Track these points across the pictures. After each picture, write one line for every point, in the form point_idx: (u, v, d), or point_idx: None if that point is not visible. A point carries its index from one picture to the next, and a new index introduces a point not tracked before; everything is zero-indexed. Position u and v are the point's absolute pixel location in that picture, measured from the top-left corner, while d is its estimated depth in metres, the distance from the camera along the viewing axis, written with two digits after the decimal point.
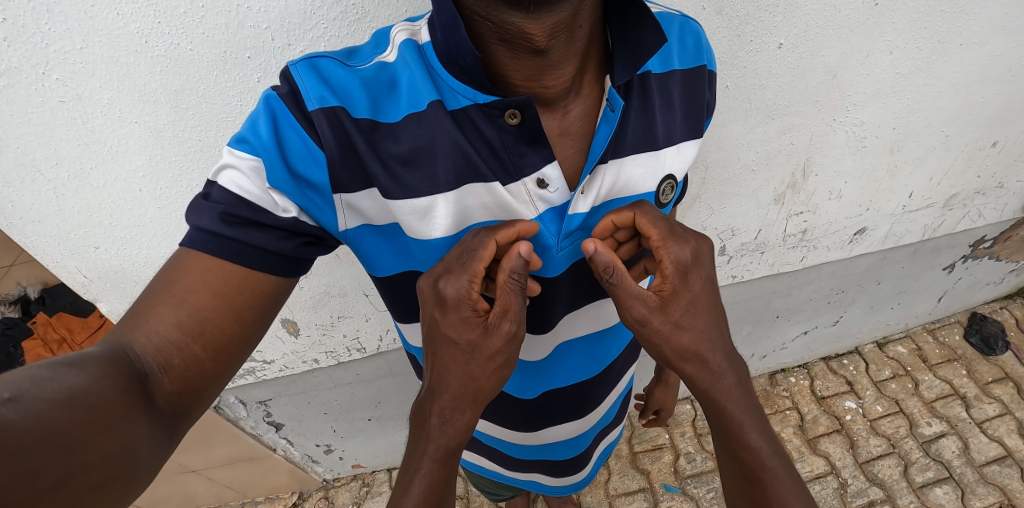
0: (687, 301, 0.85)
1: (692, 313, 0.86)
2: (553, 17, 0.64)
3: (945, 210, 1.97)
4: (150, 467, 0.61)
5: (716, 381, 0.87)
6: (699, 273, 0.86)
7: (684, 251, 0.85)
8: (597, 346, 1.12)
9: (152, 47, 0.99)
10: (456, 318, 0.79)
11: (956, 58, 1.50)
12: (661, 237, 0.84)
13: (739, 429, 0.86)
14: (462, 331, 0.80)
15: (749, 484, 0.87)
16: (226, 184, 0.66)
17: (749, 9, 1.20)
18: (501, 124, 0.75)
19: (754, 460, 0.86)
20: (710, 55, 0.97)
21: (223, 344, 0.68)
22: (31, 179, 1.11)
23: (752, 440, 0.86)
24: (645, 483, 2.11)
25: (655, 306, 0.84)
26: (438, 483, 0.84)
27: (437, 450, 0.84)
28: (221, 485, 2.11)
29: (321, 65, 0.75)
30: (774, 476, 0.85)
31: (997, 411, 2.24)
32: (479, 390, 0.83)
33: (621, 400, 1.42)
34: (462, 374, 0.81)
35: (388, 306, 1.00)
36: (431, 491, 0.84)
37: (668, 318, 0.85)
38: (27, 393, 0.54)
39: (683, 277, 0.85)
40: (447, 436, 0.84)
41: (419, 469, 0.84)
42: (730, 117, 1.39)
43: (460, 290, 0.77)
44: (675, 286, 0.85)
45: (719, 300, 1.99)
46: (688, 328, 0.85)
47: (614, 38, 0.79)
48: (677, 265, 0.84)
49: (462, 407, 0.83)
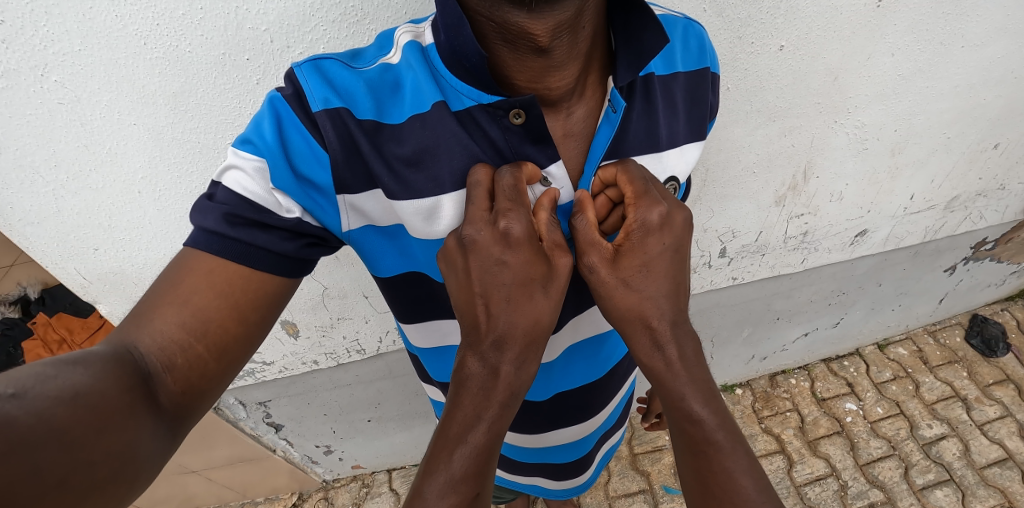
0: (640, 262, 0.82)
1: (644, 275, 0.83)
2: (554, 17, 0.64)
3: (946, 212, 1.97)
4: (152, 467, 0.61)
5: (655, 349, 0.84)
6: (662, 239, 0.82)
7: (654, 216, 0.81)
8: (599, 350, 1.12)
9: (150, 50, 0.99)
10: (523, 254, 0.76)
11: (957, 60, 1.50)
12: (633, 196, 0.81)
13: (679, 398, 0.84)
14: (527, 265, 0.77)
15: (692, 457, 0.84)
16: (230, 185, 0.66)
17: (750, 11, 1.20)
18: (506, 125, 0.77)
19: (696, 432, 0.83)
20: (714, 57, 0.97)
21: (226, 344, 0.68)
22: (30, 180, 1.11)
23: (694, 411, 0.83)
24: (644, 485, 2.11)
25: (607, 258, 0.82)
26: (499, 429, 0.80)
27: (501, 394, 0.79)
28: (220, 486, 2.11)
29: (325, 67, 0.75)
30: (719, 449, 0.82)
31: (998, 413, 2.24)
32: (541, 325, 0.79)
33: (623, 402, 1.41)
34: (530, 310, 0.78)
35: (391, 307, 0.99)
36: (490, 438, 0.79)
37: (616, 272, 0.82)
38: (31, 390, 0.55)
39: (644, 241, 0.82)
40: (514, 379, 0.79)
41: (480, 416, 0.78)
42: (731, 119, 1.39)
43: (526, 224, 0.76)
44: (633, 246, 0.82)
45: (719, 302, 1.99)
46: (632, 288, 0.83)
47: (618, 38, 0.79)
48: (642, 226, 0.81)
49: (530, 346, 0.79)
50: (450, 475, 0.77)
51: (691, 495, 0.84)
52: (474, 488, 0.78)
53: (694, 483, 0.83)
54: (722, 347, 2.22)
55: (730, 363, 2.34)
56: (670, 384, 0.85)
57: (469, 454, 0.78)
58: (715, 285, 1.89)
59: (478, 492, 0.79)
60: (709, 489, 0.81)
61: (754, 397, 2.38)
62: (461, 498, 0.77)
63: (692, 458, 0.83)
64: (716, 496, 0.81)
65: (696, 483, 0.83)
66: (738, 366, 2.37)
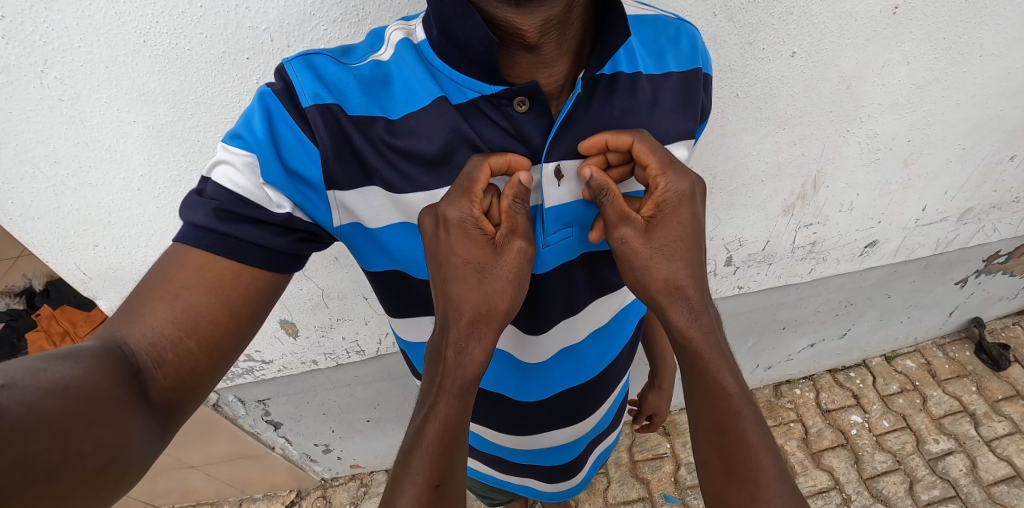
0: (673, 234, 0.83)
1: (677, 245, 0.83)
2: (542, 13, 0.63)
3: (959, 223, 1.93)
4: (140, 463, 0.59)
5: (690, 320, 0.85)
6: (689, 205, 0.83)
7: (686, 183, 0.82)
8: (590, 351, 1.10)
9: (150, 47, 0.98)
10: (466, 245, 0.76)
11: (974, 69, 1.46)
12: (661, 167, 0.81)
13: (711, 371, 0.84)
14: (470, 253, 0.77)
15: (717, 434, 0.83)
16: (219, 180, 0.65)
17: (761, 16, 1.18)
18: (510, 113, 0.77)
19: (727, 409, 0.83)
20: (707, 58, 0.94)
21: (218, 340, 0.67)
22: (30, 176, 1.11)
23: (724, 386, 0.84)
24: (644, 492, 2.08)
25: (639, 231, 0.82)
26: (455, 417, 0.80)
27: (452, 382, 0.80)
28: (219, 482, 2.10)
29: (316, 62, 0.74)
30: (746, 426, 0.82)
31: (1008, 429, 2.18)
32: (497, 312, 0.80)
33: (616, 405, 1.39)
34: (477, 300, 0.79)
35: (377, 295, 0.96)
36: (447, 428, 0.79)
37: (647, 244, 0.82)
38: (19, 381, 0.52)
39: (676, 209, 0.83)
40: (461, 367, 0.80)
41: (434, 404, 0.80)
42: (739, 126, 1.36)
43: (464, 209, 0.74)
44: (667, 216, 0.83)
45: (724, 310, 1.96)
46: (667, 258, 0.83)
47: (586, 40, 0.77)
48: (673, 195, 0.82)
49: (482, 332, 0.80)
50: (413, 468, 0.77)
51: (711, 471, 0.84)
52: (433, 479, 0.77)
53: (716, 459, 0.83)
54: None
55: None
56: (702, 357, 0.84)
57: (427, 445, 0.78)
58: (720, 293, 1.86)
59: (437, 483, 0.77)
60: (733, 466, 0.81)
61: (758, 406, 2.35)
62: (419, 489, 0.76)
63: (717, 436, 0.83)
64: (739, 472, 0.80)
65: (718, 459, 0.83)
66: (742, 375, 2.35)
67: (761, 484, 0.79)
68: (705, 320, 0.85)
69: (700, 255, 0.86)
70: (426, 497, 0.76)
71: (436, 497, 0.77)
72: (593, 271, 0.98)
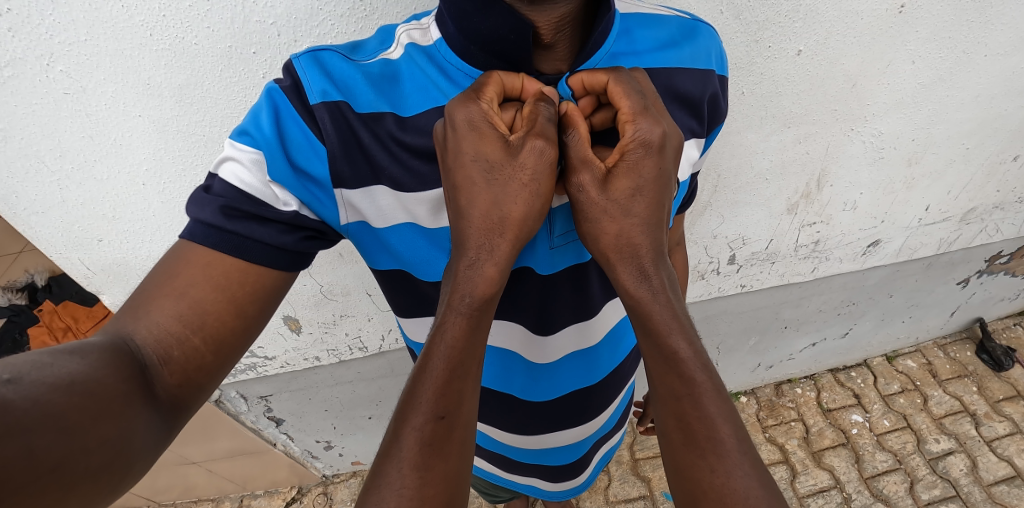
0: (631, 187, 0.76)
1: (634, 200, 0.77)
2: (559, 11, 0.69)
3: (961, 223, 1.93)
4: (144, 459, 0.58)
5: (640, 282, 0.77)
6: (657, 159, 0.76)
7: (651, 133, 0.75)
8: (600, 351, 1.10)
9: (156, 41, 0.98)
10: (474, 140, 0.70)
11: (980, 69, 1.46)
12: (631, 112, 0.75)
13: (662, 334, 0.76)
14: (483, 153, 0.71)
15: (674, 401, 0.74)
16: (227, 177, 0.65)
17: (768, 14, 1.18)
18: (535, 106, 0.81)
19: (682, 375, 0.74)
20: (720, 58, 0.92)
21: (223, 337, 0.67)
22: (35, 169, 1.11)
23: (677, 349, 0.75)
24: (645, 490, 2.09)
25: (598, 181, 0.76)
26: (464, 340, 0.70)
27: (461, 299, 0.71)
28: (221, 478, 2.10)
29: (324, 59, 0.74)
30: (703, 392, 0.73)
31: (1008, 430, 2.19)
32: (511, 220, 0.72)
33: (623, 404, 1.39)
34: (515, 219, 0.72)
35: (386, 295, 0.96)
36: (458, 354, 0.70)
37: (604, 194, 0.76)
38: (27, 375, 0.52)
39: (637, 163, 0.76)
40: (474, 283, 0.71)
41: (442, 324, 0.71)
42: (744, 124, 1.36)
43: (472, 108, 0.70)
44: (625, 170, 0.76)
45: (726, 309, 1.96)
46: (621, 214, 0.77)
47: (579, 41, 0.80)
48: (641, 146, 0.75)
49: (495, 243, 0.72)
50: (418, 394, 0.68)
51: (670, 444, 0.75)
52: (438, 408, 0.67)
53: (675, 430, 0.74)
54: (727, 354, 2.20)
55: (736, 371, 2.32)
56: (653, 320, 0.76)
57: (433, 372, 0.69)
58: (722, 291, 1.86)
59: (442, 414, 0.67)
60: (691, 435, 0.72)
61: (759, 405, 2.35)
62: (423, 419, 0.67)
63: (674, 403, 0.74)
64: (698, 442, 0.72)
65: (677, 429, 0.74)
66: (743, 373, 2.35)
67: (721, 455, 0.70)
68: (658, 281, 0.77)
69: (662, 217, 0.79)
70: (432, 428, 0.66)
71: (442, 430, 0.67)
72: (606, 273, 0.98)
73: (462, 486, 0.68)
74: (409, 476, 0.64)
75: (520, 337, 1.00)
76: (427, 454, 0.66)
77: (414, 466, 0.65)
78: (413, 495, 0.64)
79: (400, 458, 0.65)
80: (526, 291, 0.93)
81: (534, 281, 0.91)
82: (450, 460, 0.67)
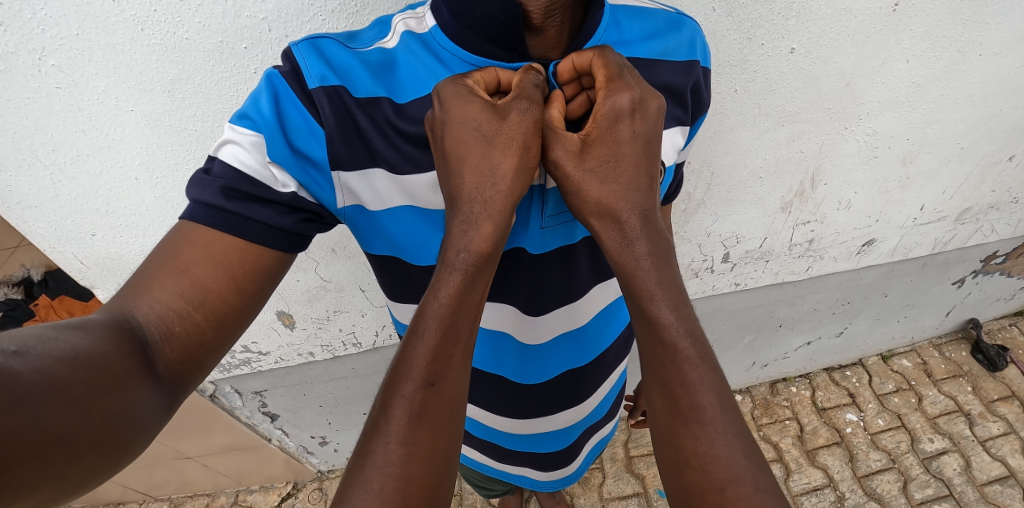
0: (606, 154, 0.77)
1: (611, 166, 0.77)
2: None
3: (956, 223, 1.93)
4: (147, 432, 0.59)
5: (627, 246, 0.76)
6: (634, 126, 0.76)
7: (622, 99, 0.75)
8: (589, 334, 1.10)
9: (147, 35, 0.98)
10: (458, 106, 0.71)
11: (974, 68, 1.46)
12: (605, 82, 0.76)
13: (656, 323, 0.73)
14: (466, 115, 0.71)
15: (657, 369, 0.73)
16: (226, 159, 0.66)
17: (760, 12, 1.18)
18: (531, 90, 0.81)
19: (667, 342, 0.72)
20: (705, 51, 0.93)
21: (224, 314, 0.67)
22: (28, 163, 1.11)
23: (662, 316, 0.73)
24: (639, 488, 2.09)
25: (574, 151, 0.76)
26: (458, 298, 0.69)
27: (458, 256, 0.71)
28: (216, 472, 2.11)
29: (322, 45, 0.74)
30: (687, 360, 0.71)
31: (1002, 430, 2.19)
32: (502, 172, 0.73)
33: (613, 392, 1.40)
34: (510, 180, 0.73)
35: (379, 280, 0.96)
36: (451, 315, 0.69)
37: (580, 164, 0.76)
38: (34, 348, 0.52)
39: (609, 129, 0.76)
40: (471, 239, 0.72)
41: (436, 283, 0.70)
42: (737, 121, 1.36)
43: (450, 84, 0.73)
44: (598, 138, 0.77)
45: (721, 307, 1.97)
46: (601, 182, 0.76)
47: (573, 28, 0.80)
48: (612, 113, 0.75)
49: (487, 196, 0.73)
50: (411, 359, 0.66)
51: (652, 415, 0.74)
52: (429, 375, 0.66)
53: (658, 399, 0.73)
54: (722, 353, 2.21)
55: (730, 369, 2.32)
56: (639, 283, 0.75)
57: (427, 334, 0.67)
58: (717, 289, 1.87)
59: (432, 382, 0.66)
60: (674, 404, 0.71)
61: (754, 404, 2.35)
62: (413, 386, 0.65)
63: (658, 370, 0.73)
64: (682, 413, 0.70)
65: (659, 397, 0.72)
66: (738, 372, 2.36)
67: (703, 423, 0.69)
68: (645, 244, 0.76)
69: (647, 181, 0.78)
70: (422, 398, 0.65)
71: (432, 398, 0.65)
72: (596, 256, 0.99)
73: (449, 472, 0.66)
74: (396, 452, 0.62)
75: (510, 318, 1.01)
76: (415, 426, 0.64)
77: (401, 440, 0.63)
78: (400, 473, 0.62)
79: (388, 431, 0.63)
80: (517, 272, 0.93)
81: (524, 262, 0.91)
82: (439, 436, 0.65)
